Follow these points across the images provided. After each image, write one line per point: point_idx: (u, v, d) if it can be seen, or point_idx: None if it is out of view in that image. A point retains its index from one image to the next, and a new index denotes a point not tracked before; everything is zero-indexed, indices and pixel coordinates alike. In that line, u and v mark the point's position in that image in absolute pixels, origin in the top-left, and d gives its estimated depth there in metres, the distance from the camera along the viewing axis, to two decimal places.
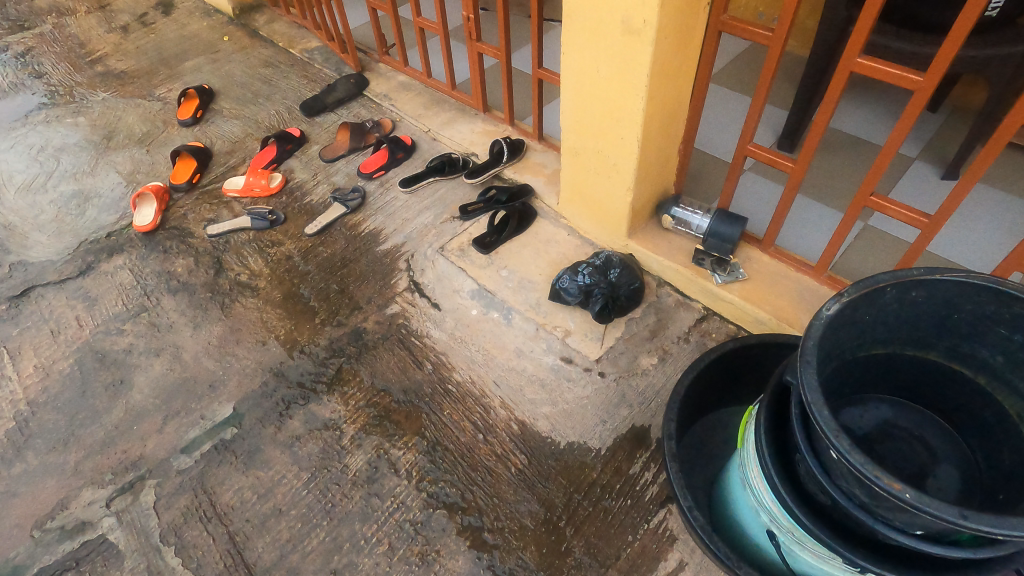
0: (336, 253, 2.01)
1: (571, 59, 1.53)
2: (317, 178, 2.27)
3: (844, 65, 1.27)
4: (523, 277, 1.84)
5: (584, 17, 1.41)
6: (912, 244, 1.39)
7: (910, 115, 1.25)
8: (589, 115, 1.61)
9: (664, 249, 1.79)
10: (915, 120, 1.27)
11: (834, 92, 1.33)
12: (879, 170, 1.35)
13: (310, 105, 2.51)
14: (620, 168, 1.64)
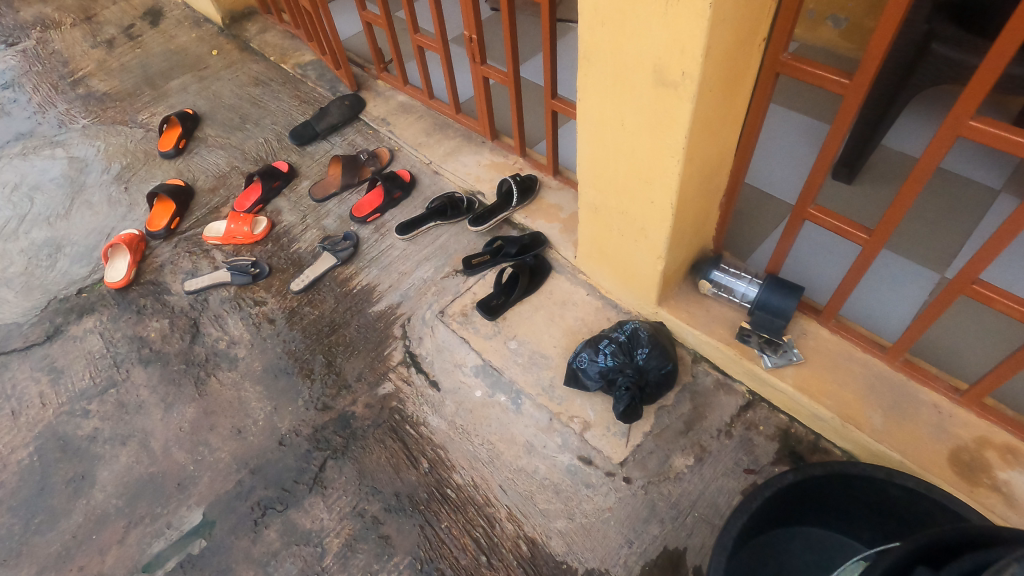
0: (325, 315, 1.78)
1: (588, 107, 1.25)
2: (306, 221, 2.03)
3: (952, 126, 0.95)
4: (535, 351, 1.58)
5: (603, 60, 1.12)
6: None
7: None
8: (610, 171, 1.33)
9: (702, 319, 1.51)
10: None
11: (933, 157, 1.02)
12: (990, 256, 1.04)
13: (300, 133, 2.26)
14: (649, 233, 1.35)
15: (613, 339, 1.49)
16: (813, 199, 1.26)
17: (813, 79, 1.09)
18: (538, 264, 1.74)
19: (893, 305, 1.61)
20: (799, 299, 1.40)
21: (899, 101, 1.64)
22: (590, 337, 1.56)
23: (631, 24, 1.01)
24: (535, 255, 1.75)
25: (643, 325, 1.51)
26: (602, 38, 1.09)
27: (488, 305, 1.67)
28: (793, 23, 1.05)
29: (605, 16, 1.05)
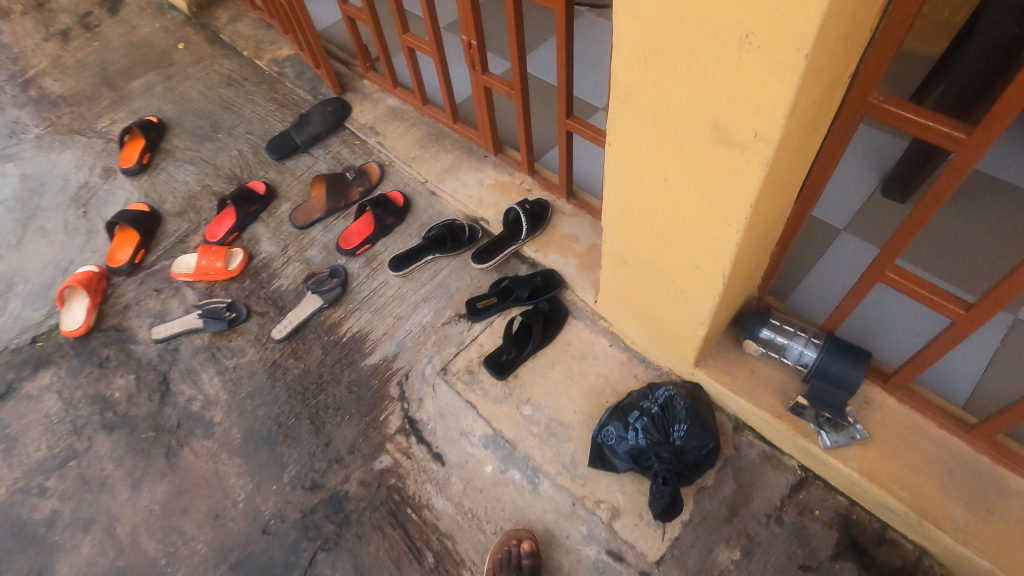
0: (311, 369, 1.57)
1: (617, 154, 1.01)
2: (288, 253, 1.80)
3: None
4: (553, 418, 1.38)
5: (641, 105, 0.88)
6: None
7: None
8: (644, 228, 1.09)
9: (747, 386, 1.30)
10: None
11: None
12: None
13: (278, 146, 2.00)
14: (690, 299, 1.13)
15: (644, 410, 1.29)
16: (892, 262, 1.04)
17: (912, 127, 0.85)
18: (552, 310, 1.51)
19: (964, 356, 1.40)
20: (865, 367, 1.19)
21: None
22: (615, 402, 1.35)
23: (684, 66, 0.77)
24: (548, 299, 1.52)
25: (678, 392, 1.29)
26: (642, 79, 0.84)
27: (495, 360, 1.45)
28: (891, 61, 0.81)
29: (648, 53, 0.80)
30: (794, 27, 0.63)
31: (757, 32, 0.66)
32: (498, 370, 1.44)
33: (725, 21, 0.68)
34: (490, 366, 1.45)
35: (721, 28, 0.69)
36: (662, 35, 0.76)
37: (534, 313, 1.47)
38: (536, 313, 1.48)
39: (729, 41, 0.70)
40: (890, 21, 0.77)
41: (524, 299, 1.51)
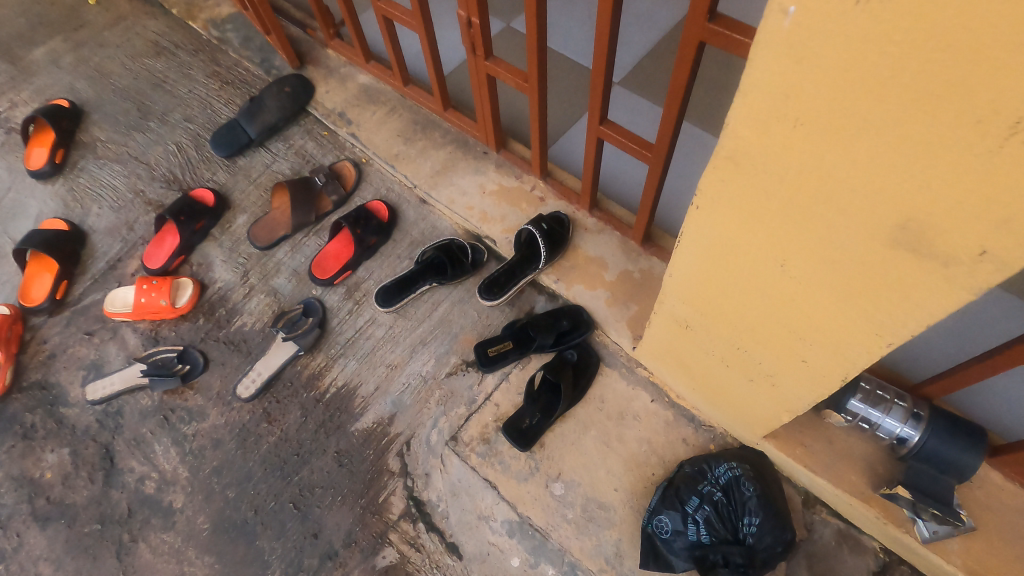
0: (289, 436, 1.29)
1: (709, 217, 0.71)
2: (249, 281, 1.47)
3: None
4: (589, 499, 1.15)
5: (771, 169, 0.58)
6: None
7: None
8: (730, 303, 0.81)
9: (824, 461, 1.08)
10: None
11: None
12: None
13: (226, 140, 1.62)
14: (781, 385, 0.88)
15: (705, 496, 1.06)
16: None
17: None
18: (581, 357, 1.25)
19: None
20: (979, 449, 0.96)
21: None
22: (666, 478, 1.13)
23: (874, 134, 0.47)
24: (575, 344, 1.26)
25: (746, 472, 1.07)
26: (784, 138, 0.54)
27: (516, 426, 1.20)
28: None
29: (808, 107, 0.49)
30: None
31: None
32: (519, 438, 1.19)
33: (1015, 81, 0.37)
34: (509, 433, 1.20)
35: (986, 96, 0.39)
36: (851, 84, 0.45)
37: (560, 366, 1.21)
38: (562, 366, 1.21)
39: (1001, 116, 0.39)
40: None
41: (546, 347, 1.25)
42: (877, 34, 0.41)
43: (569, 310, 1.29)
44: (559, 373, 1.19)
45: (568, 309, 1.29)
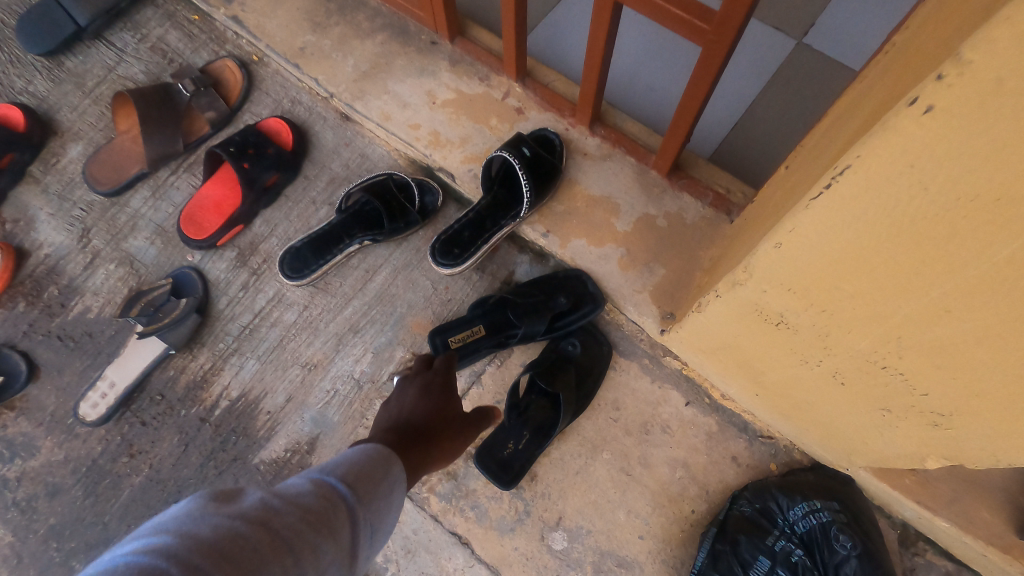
0: (162, 475, 0.89)
1: (940, 157, 0.32)
2: (90, 244, 1.00)
3: None
4: (603, 553, 0.81)
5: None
6: None
7: None
8: (905, 314, 0.44)
9: (945, 496, 0.74)
10: None
11: None
12: None
13: (38, 29, 1.07)
14: (955, 430, 0.52)
15: (779, 556, 0.73)
16: None
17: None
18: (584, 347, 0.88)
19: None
20: None
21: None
22: (713, 522, 0.78)
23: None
24: (574, 329, 0.89)
25: (836, 518, 0.73)
26: None
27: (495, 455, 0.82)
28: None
29: None
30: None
31: None
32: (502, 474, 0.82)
33: None
34: (486, 467, 0.82)
35: None
36: None
37: (558, 365, 0.84)
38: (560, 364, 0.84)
39: None
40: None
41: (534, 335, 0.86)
42: None
43: (565, 279, 0.90)
44: (557, 376, 0.82)
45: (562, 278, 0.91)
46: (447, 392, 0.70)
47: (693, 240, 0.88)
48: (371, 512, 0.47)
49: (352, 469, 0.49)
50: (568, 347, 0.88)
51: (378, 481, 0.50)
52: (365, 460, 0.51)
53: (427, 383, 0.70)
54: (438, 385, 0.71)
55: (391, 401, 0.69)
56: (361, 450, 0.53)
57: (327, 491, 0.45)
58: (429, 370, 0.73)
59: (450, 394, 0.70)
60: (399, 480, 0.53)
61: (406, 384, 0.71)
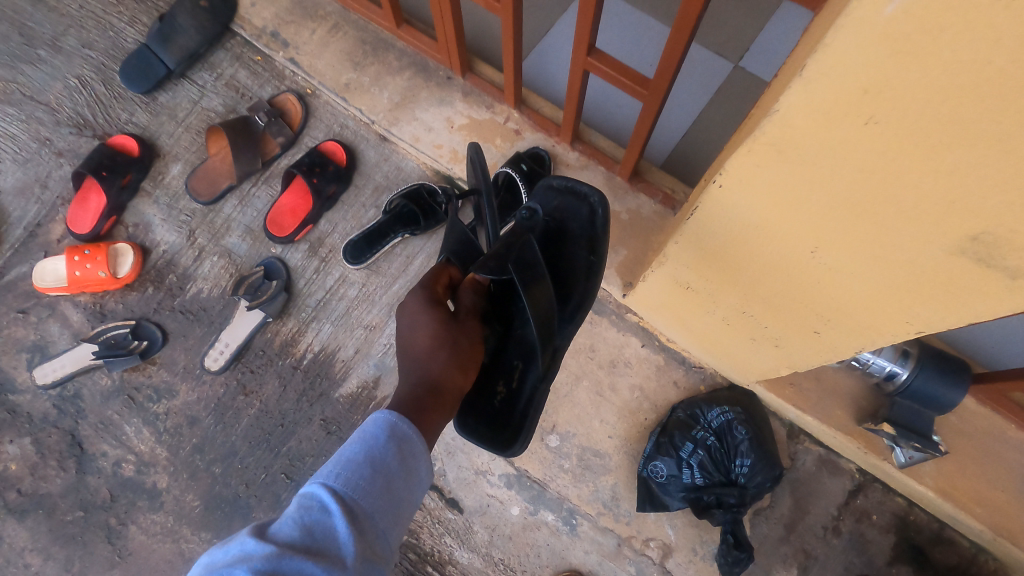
0: (270, 407, 1.24)
1: (740, 198, 0.63)
2: (196, 241, 1.32)
3: None
4: (585, 448, 1.17)
5: (854, 154, 0.47)
6: None
7: None
8: (742, 278, 0.78)
9: (812, 400, 1.11)
10: None
11: None
12: None
13: (140, 72, 1.37)
14: (788, 348, 0.87)
15: (700, 442, 1.10)
16: None
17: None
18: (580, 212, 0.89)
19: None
20: (964, 386, 1.00)
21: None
22: (658, 424, 1.15)
23: (1012, 137, 0.37)
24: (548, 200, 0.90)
25: (738, 416, 1.10)
26: (851, 137, 0.46)
27: (496, 424, 0.87)
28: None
29: (892, 108, 0.41)
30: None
31: None
32: (515, 442, 0.84)
33: None
34: (479, 441, 0.85)
35: None
36: (967, 94, 0.37)
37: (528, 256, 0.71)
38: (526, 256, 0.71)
39: None
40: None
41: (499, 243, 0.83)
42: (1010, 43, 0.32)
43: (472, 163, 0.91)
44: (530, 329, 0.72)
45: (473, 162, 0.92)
46: (438, 302, 0.82)
47: (647, 228, 1.21)
48: (358, 518, 0.61)
49: (357, 478, 0.63)
50: (564, 227, 0.88)
51: (364, 498, 0.63)
52: (366, 472, 0.64)
53: (418, 297, 0.82)
54: (425, 298, 0.82)
55: (403, 335, 0.81)
56: (369, 454, 0.66)
57: (318, 519, 0.60)
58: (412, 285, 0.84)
59: (440, 301, 0.82)
60: (391, 482, 0.65)
61: (402, 312, 0.82)
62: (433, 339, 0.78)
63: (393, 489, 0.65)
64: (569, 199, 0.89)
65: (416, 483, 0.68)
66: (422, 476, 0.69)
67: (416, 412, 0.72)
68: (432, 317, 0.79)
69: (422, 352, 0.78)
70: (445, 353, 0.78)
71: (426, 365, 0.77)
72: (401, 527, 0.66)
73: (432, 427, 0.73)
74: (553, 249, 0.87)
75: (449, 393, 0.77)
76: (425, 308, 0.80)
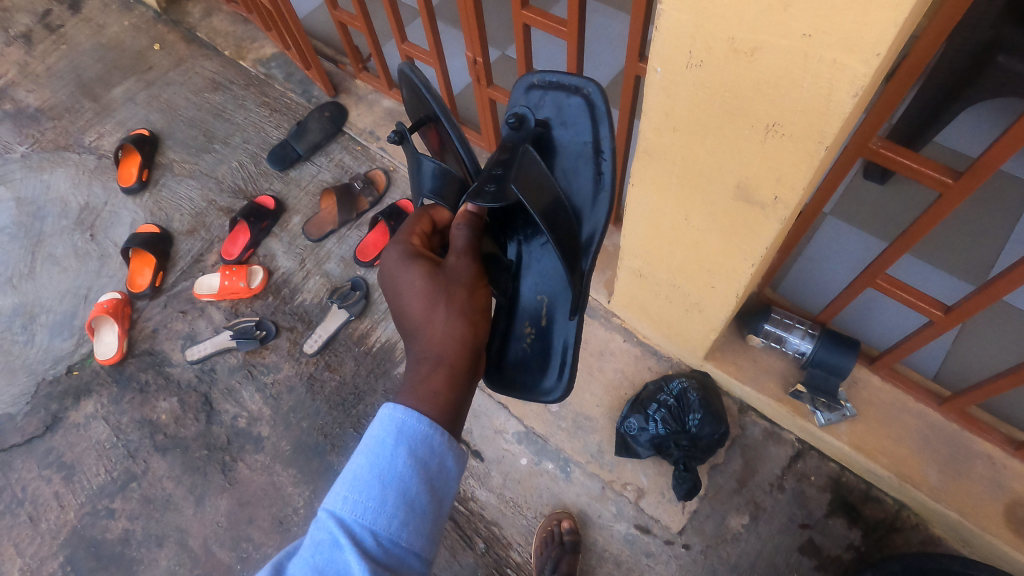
0: (346, 381, 1.68)
1: (640, 193, 1.09)
2: (306, 266, 1.87)
3: (863, 284, 1.21)
4: (578, 413, 1.54)
5: (675, 150, 0.93)
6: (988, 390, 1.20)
7: (922, 338, 1.21)
8: (663, 256, 1.21)
9: (750, 375, 1.46)
10: (930, 339, 1.22)
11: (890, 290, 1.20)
12: (908, 353, 1.27)
13: (280, 156, 2.01)
14: (707, 311, 1.27)
15: (663, 403, 1.45)
16: (883, 272, 1.16)
17: (1006, 148, 0.84)
18: (581, 114, 0.99)
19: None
20: (855, 353, 1.34)
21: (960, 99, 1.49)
22: (633, 396, 1.51)
23: (722, 126, 0.83)
24: (545, 103, 1.03)
25: (692, 385, 1.46)
26: (670, 142, 0.92)
27: (535, 370, 1.16)
28: (916, 79, 0.86)
29: (677, 123, 0.88)
30: (867, 56, 0.62)
31: (783, 122, 0.76)
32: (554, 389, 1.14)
33: (759, 107, 0.76)
34: (522, 389, 1.16)
35: (749, 117, 0.78)
36: (697, 110, 0.83)
37: (528, 176, 0.95)
38: (525, 176, 0.94)
39: (760, 125, 0.78)
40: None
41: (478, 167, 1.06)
42: (698, 84, 0.80)
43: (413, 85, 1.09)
44: None
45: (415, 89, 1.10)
46: (419, 261, 0.88)
47: None
48: (375, 550, 0.70)
49: (367, 516, 0.72)
50: (557, 134, 1.02)
51: (377, 527, 0.72)
52: (376, 507, 0.73)
53: (398, 262, 0.88)
54: (404, 264, 0.88)
55: (395, 303, 0.89)
56: (377, 482, 0.74)
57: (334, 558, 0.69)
58: (388, 251, 0.90)
59: (421, 259, 0.89)
60: (404, 506, 0.74)
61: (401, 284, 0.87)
62: (424, 300, 0.85)
63: (407, 496, 0.74)
64: (562, 99, 1.00)
65: (434, 479, 0.77)
66: (442, 466, 0.78)
67: (429, 394, 0.79)
68: (419, 280, 0.86)
69: (418, 318, 0.85)
70: (441, 310, 0.84)
71: (427, 328, 0.84)
72: (424, 531, 0.75)
73: (448, 404, 0.80)
74: (555, 159, 1.03)
75: (458, 352, 0.84)
76: (408, 273, 0.87)
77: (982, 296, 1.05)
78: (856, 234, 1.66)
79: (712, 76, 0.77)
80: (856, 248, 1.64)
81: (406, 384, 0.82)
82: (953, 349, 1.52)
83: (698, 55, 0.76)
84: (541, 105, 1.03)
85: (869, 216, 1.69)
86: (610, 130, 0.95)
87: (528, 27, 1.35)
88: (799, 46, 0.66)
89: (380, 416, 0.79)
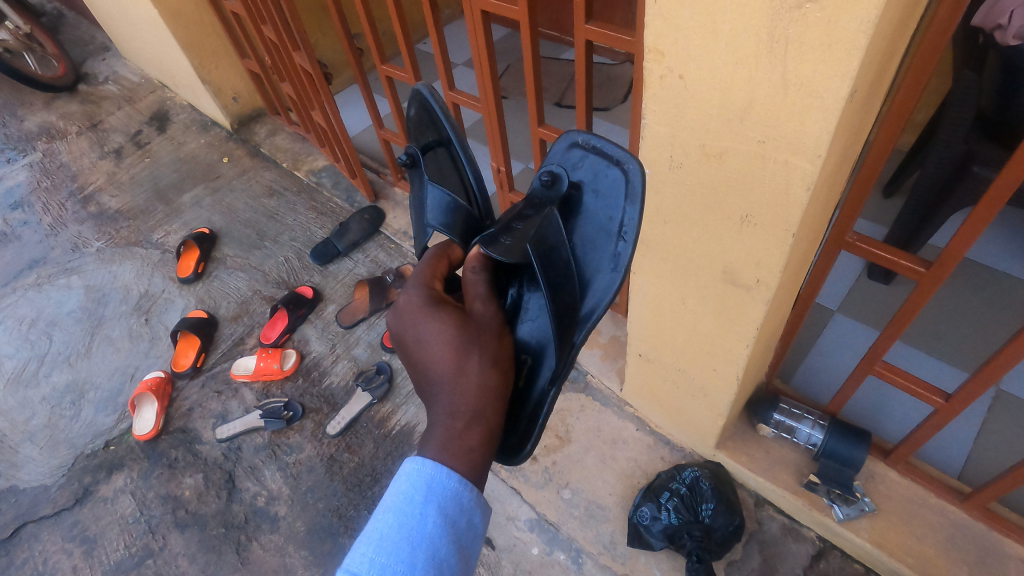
0: (365, 462, 1.72)
1: (643, 283, 1.20)
2: (336, 351, 2.00)
3: (864, 369, 1.25)
4: (591, 501, 1.54)
5: (668, 242, 1.05)
6: (1003, 485, 1.17)
7: (931, 427, 1.22)
8: (668, 343, 1.29)
9: (763, 466, 1.46)
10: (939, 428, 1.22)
11: (892, 376, 1.23)
12: (918, 444, 1.27)
13: (322, 252, 2.23)
14: (712, 395, 1.32)
15: (676, 492, 1.44)
16: (880, 358, 1.21)
17: (965, 238, 0.94)
18: (616, 189, 0.82)
19: (946, 381, 1.48)
20: (867, 445, 1.34)
21: (947, 204, 1.58)
22: (646, 484, 1.51)
23: (704, 218, 0.95)
24: (582, 165, 0.87)
25: (704, 473, 1.46)
26: (663, 235, 1.05)
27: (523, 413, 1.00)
28: (874, 182, 0.98)
29: (668, 218, 1.01)
30: (811, 156, 0.74)
31: (754, 214, 0.88)
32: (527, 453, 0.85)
33: (733, 202, 0.89)
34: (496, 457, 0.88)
35: (725, 211, 0.91)
36: (682, 206, 0.97)
37: (545, 240, 0.81)
38: (544, 241, 0.80)
39: (735, 218, 0.91)
40: (903, 84, 0.85)
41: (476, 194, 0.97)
42: (680, 185, 0.94)
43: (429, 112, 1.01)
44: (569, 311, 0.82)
45: (427, 117, 1.02)
46: (444, 308, 0.76)
47: None
48: None
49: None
50: (577, 202, 0.86)
51: None
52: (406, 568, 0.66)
53: (419, 308, 0.76)
54: (427, 308, 0.76)
55: (412, 352, 0.76)
56: (409, 539, 0.68)
57: None
58: (405, 295, 0.78)
59: (445, 303, 0.77)
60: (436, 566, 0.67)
61: (423, 331, 0.75)
62: (454, 350, 0.73)
63: (439, 556, 0.68)
64: (599, 167, 0.84)
65: (463, 538, 0.71)
66: (471, 523, 0.71)
67: (462, 453, 0.69)
68: (444, 330, 0.74)
69: (447, 369, 0.72)
70: (472, 360, 0.73)
71: (458, 381, 0.71)
72: None
73: (482, 464, 0.69)
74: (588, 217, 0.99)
75: (492, 404, 0.72)
76: (433, 319, 0.75)
77: (978, 380, 1.08)
78: (862, 329, 1.71)
79: (691, 176, 0.90)
80: (864, 342, 1.69)
81: (434, 444, 0.70)
82: (974, 446, 1.49)
83: (677, 158, 0.90)
84: (577, 167, 0.87)
85: (875, 311, 1.74)
86: (638, 216, 0.78)
87: (543, 141, 1.56)
88: (757, 150, 0.79)
89: (405, 471, 0.71)
